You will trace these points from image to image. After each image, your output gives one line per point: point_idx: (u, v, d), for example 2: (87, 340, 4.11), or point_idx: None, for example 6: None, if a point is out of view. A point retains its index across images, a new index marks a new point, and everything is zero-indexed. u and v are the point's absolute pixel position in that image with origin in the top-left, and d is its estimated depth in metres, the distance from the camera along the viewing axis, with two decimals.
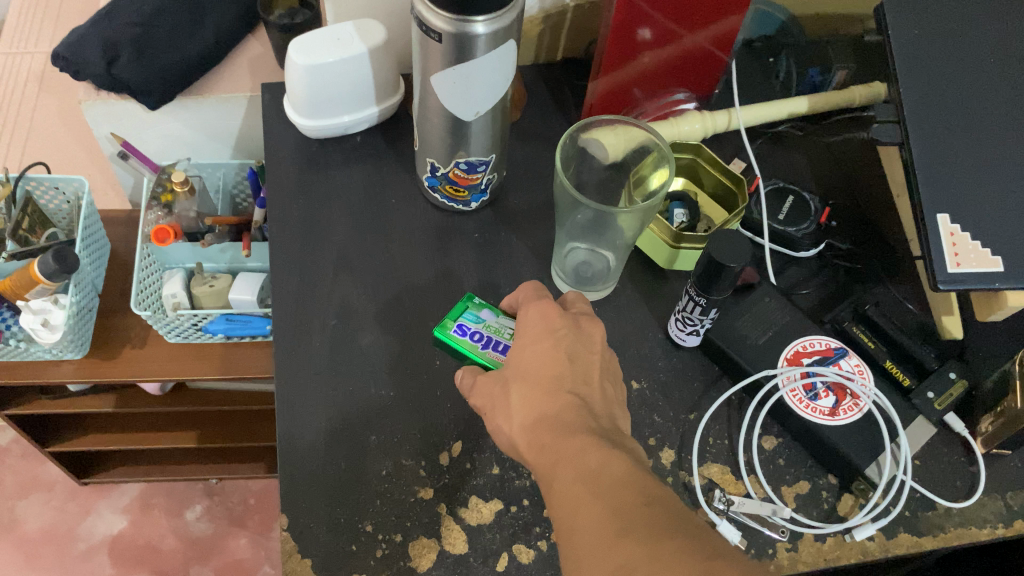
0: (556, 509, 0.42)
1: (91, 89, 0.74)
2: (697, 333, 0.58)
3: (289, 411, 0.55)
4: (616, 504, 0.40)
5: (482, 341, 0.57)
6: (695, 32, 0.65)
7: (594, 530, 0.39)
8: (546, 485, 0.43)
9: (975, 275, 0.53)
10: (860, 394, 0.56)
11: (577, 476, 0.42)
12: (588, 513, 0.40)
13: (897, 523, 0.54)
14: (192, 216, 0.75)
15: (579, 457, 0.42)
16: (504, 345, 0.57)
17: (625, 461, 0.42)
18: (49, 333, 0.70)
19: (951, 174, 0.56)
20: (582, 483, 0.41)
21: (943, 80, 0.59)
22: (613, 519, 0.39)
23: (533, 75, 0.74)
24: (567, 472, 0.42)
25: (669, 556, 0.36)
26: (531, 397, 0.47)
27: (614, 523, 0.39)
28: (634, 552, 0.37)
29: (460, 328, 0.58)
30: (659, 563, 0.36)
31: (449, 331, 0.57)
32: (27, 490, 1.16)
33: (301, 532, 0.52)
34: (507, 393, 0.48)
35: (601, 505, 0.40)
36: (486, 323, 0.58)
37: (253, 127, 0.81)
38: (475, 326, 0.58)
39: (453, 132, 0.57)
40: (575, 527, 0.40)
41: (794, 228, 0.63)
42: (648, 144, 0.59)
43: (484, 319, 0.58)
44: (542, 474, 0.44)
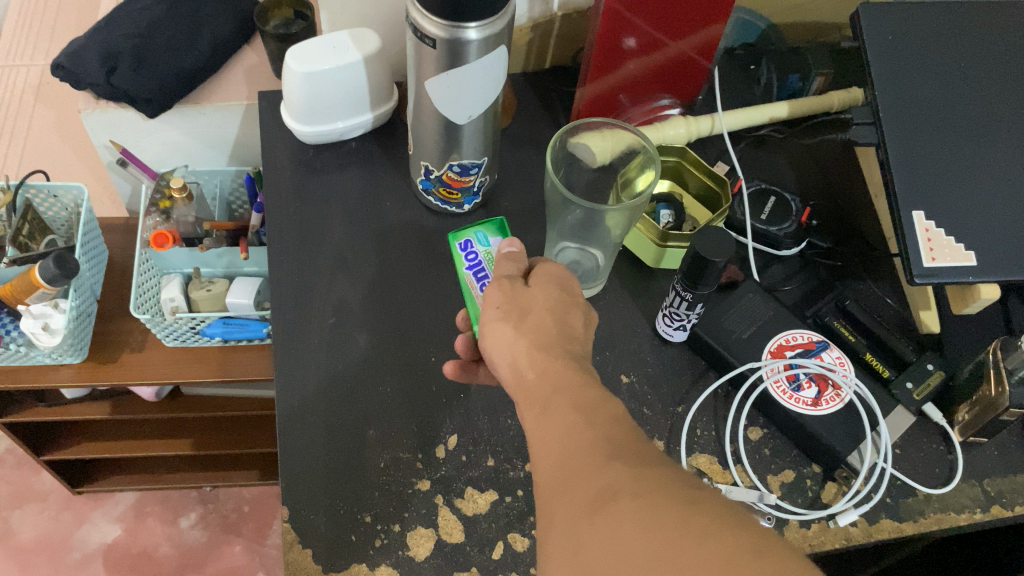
0: (536, 440, 0.39)
1: (90, 98, 0.76)
2: (684, 327, 0.60)
3: (288, 406, 0.57)
4: (604, 433, 0.37)
5: (471, 262, 0.61)
6: (678, 40, 0.67)
7: (580, 452, 0.36)
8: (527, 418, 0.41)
9: (949, 269, 0.55)
10: (842, 385, 0.57)
11: (563, 406, 0.40)
12: (575, 438, 0.37)
13: (879, 509, 0.56)
14: (189, 222, 0.78)
15: (579, 390, 0.41)
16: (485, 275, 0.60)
17: (611, 400, 0.40)
18: (50, 337, 0.71)
19: (926, 173, 0.58)
20: (571, 413, 0.39)
21: (916, 83, 0.61)
22: (603, 443, 0.37)
23: (522, 83, 0.76)
24: (562, 402, 0.40)
25: (656, 481, 0.34)
26: (542, 324, 0.46)
27: (599, 447, 0.36)
28: (620, 475, 0.34)
29: (464, 244, 0.62)
30: (644, 486, 0.33)
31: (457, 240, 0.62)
32: (21, 500, 1.17)
33: (303, 524, 0.53)
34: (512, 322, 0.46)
35: (589, 432, 0.37)
36: (489, 249, 0.61)
37: (249, 134, 0.83)
38: (477, 248, 0.62)
39: (446, 136, 0.59)
40: (554, 456, 0.38)
41: (777, 228, 0.65)
42: (636, 147, 0.61)
43: (489, 245, 0.62)
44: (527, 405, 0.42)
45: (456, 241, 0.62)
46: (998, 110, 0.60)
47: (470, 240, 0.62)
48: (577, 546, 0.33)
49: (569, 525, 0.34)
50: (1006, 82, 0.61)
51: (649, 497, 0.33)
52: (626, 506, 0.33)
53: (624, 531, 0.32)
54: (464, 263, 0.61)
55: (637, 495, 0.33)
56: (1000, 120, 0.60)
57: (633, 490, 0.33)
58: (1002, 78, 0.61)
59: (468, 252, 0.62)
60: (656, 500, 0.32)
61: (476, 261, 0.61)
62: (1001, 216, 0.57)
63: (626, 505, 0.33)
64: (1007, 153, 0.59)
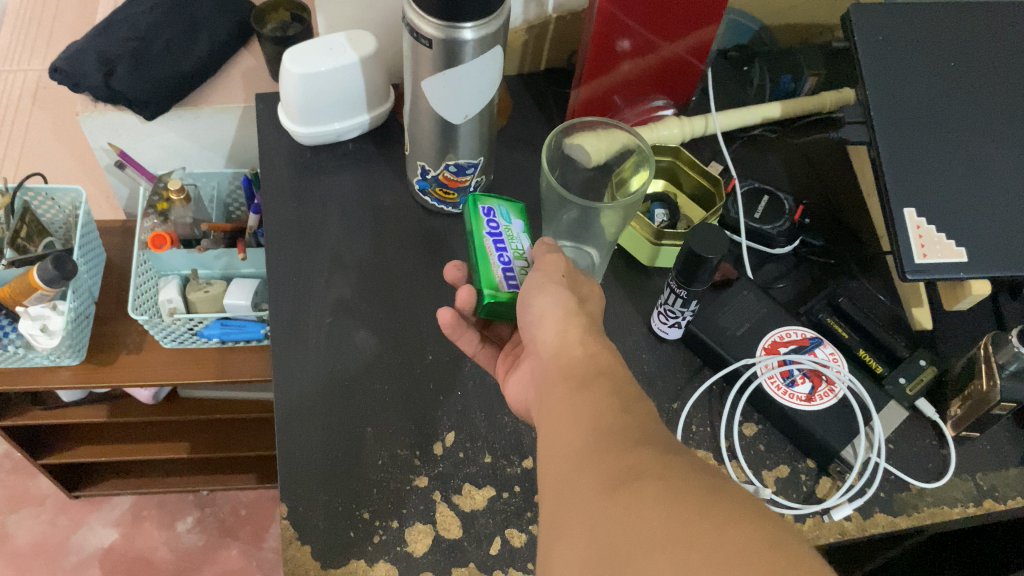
0: (566, 416, 0.40)
1: (88, 101, 0.76)
2: (678, 325, 0.60)
3: (287, 404, 0.57)
4: (635, 421, 0.38)
5: (492, 230, 0.57)
6: (672, 42, 0.68)
7: (610, 435, 0.37)
8: (561, 395, 0.42)
9: (940, 265, 0.56)
10: (835, 380, 0.58)
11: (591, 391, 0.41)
12: (608, 420, 0.38)
13: (873, 503, 0.57)
14: (187, 223, 0.78)
15: (620, 383, 0.42)
16: (504, 253, 0.56)
17: (647, 400, 0.41)
18: (48, 338, 0.71)
19: (917, 171, 0.59)
20: (609, 399, 0.40)
21: (907, 82, 0.62)
22: (634, 431, 0.37)
23: (517, 84, 0.77)
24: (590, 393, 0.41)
25: (682, 466, 0.34)
26: (575, 316, 0.48)
27: (629, 433, 0.37)
28: (647, 458, 0.34)
29: (487, 209, 0.59)
30: (670, 469, 0.33)
31: (479, 203, 0.59)
32: (17, 504, 1.17)
33: (301, 520, 0.53)
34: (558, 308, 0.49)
35: (622, 418, 0.38)
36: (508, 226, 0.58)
37: (246, 137, 0.83)
38: (499, 218, 0.58)
39: (442, 136, 0.60)
40: (581, 432, 0.38)
41: (770, 225, 0.65)
42: (630, 146, 0.62)
43: (510, 222, 0.59)
44: (563, 383, 0.43)
45: (480, 203, 0.59)
46: (988, 109, 0.61)
47: (493, 208, 0.59)
48: (594, 518, 0.33)
49: (589, 499, 0.34)
50: (996, 81, 0.62)
51: (674, 480, 0.32)
52: (649, 485, 0.32)
53: (642, 507, 0.31)
54: (482, 227, 0.57)
55: (661, 475, 0.33)
56: (990, 119, 0.60)
57: (658, 473, 0.33)
58: (991, 77, 0.62)
59: (489, 219, 0.58)
60: (681, 483, 0.32)
61: (494, 231, 0.57)
62: (991, 213, 0.57)
63: (648, 484, 0.33)
64: (997, 151, 0.59)
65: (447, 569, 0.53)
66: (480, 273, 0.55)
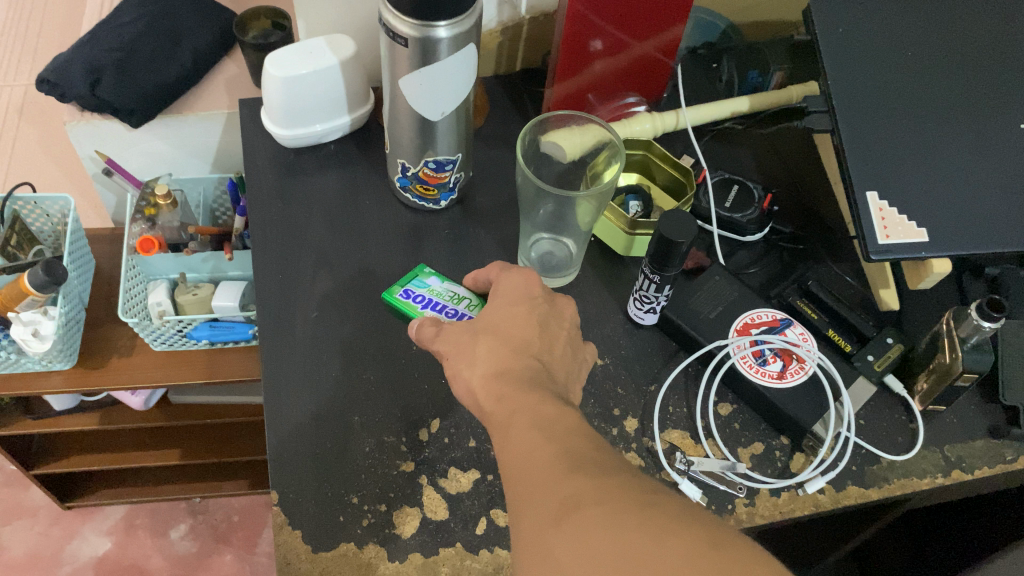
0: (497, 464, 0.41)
1: (75, 111, 0.78)
2: (654, 310, 0.62)
3: (276, 395, 0.59)
4: (568, 437, 0.41)
5: (423, 301, 0.61)
6: (643, 41, 0.70)
7: (544, 467, 0.38)
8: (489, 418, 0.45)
9: (903, 245, 0.58)
10: (805, 358, 0.60)
11: (528, 408, 0.43)
12: (539, 451, 0.40)
13: (846, 476, 0.59)
14: (174, 228, 0.80)
15: (535, 407, 0.43)
16: (440, 304, 0.60)
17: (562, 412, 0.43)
18: (39, 342, 0.73)
19: (879, 158, 0.61)
20: (530, 433, 0.41)
21: (866, 71, 0.64)
22: (563, 457, 0.39)
23: (494, 85, 0.79)
24: (523, 419, 0.42)
25: (618, 486, 0.36)
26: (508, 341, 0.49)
27: (564, 459, 0.39)
28: (583, 483, 0.36)
29: (406, 292, 0.62)
30: (607, 492, 0.36)
31: (396, 294, 0.62)
32: (10, 517, 1.18)
33: (292, 506, 0.55)
34: (474, 343, 0.50)
35: (550, 444, 0.40)
36: (431, 288, 0.62)
37: (231, 142, 0.85)
38: (420, 291, 0.62)
39: (421, 133, 0.62)
40: (521, 454, 0.40)
41: (740, 214, 0.67)
42: (604, 141, 0.64)
43: (430, 285, 0.62)
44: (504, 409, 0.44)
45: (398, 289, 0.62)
46: (945, 94, 0.63)
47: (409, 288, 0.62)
48: (544, 551, 0.34)
49: (536, 541, 0.35)
50: (951, 68, 0.64)
51: (611, 504, 0.35)
52: (591, 513, 0.34)
53: (587, 536, 0.34)
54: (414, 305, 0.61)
55: (601, 500, 0.35)
56: (948, 104, 0.63)
57: (595, 498, 0.35)
58: (948, 64, 0.65)
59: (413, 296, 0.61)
60: (619, 506, 0.34)
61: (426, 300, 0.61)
62: (949, 196, 0.60)
63: (591, 511, 0.35)
64: (954, 134, 0.62)
65: (435, 549, 0.54)
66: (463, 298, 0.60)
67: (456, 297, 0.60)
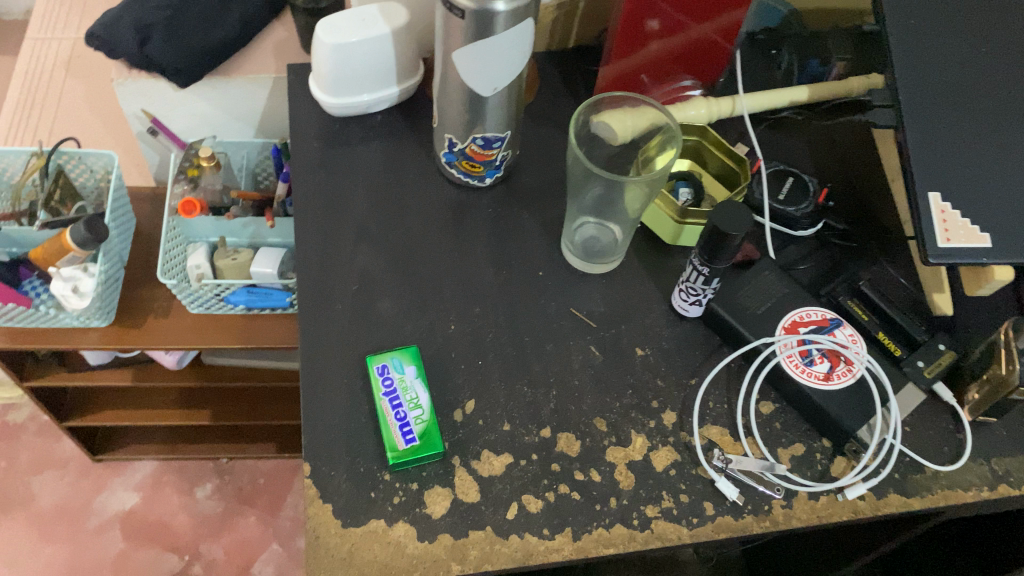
0: None
1: (123, 68, 0.78)
2: (699, 302, 0.61)
3: (312, 367, 0.59)
4: None
5: (388, 387, 0.57)
6: (702, 23, 0.68)
7: None
8: None
9: (963, 250, 0.56)
10: (853, 360, 0.58)
11: None
12: None
13: (888, 484, 0.57)
14: (216, 190, 0.80)
15: None
16: (397, 403, 0.56)
17: None
18: (78, 299, 0.73)
19: (944, 157, 0.59)
20: None
21: (936, 67, 0.62)
22: None
23: (546, 61, 0.77)
24: None
25: None
26: None
27: None
28: None
29: (381, 368, 0.58)
30: None
31: (375, 362, 0.58)
32: (41, 466, 1.20)
33: (324, 479, 0.55)
34: None
35: None
36: (404, 377, 0.58)
37: (276, 107, 0.85)
38: (394, 373, 0.58)
39: (471, 108, 0.61)
40: None
41: (794, 207, 0.66)
42: (659, 124, 0.63)
43: (404, 372, 0.58)
44: None
45: (373, 363, 0.58)
46: (1019, 95, 0.61)
47: (388, 364, 0.58)
48: None
49: None
50: None
51: None
52: None
53: None
54: (378, 388, 0.57)
55: None
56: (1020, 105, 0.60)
57: None
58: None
59: (383, 376, 0.58)
60: None
61: (390, 389, 0.57)
62: (1015, 202, 0.58)
63: None
64: None
65: (465, 532, 0.53)
66: (382, 434, 0.55)
67: (414, 405, 0.56)
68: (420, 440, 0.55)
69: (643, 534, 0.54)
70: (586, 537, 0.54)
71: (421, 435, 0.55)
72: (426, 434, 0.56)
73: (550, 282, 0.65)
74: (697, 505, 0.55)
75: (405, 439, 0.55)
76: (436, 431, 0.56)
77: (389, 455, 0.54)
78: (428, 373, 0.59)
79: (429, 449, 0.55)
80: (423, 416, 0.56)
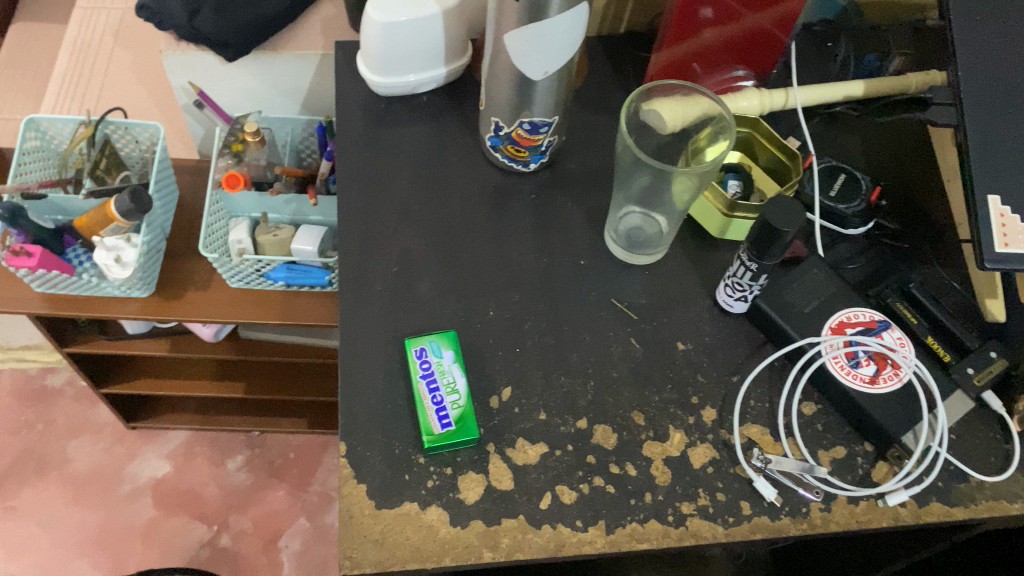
0: None
1: (172, 40, 0.78)
2: (745, 299, 0.60)
3: (350, 347, 0.59)
4: None
5: (425, 371, 0.57)
6: (757, 12, 0.66)
7: None
8: None
9: (1021, 256, 0.55)
10: (901, 364, 0.57)
11: None
12: None
13: (930, 492, 0.56)
14: (260, 165, 0.80)
15: None
16: (434, 387, 0.56)
17: None
18: (120, 270, 0.73)
19: (1006, 159, 0.57)
20: None
21: (1001, 65, 0.60)
22: None
23: (596, 47, 0.76)
24: None
25: None
26: None
27: None
28: None
29: (419, 351, 0.58)
30: None
31: (414, 345, 0.58)
32: (77, 431, 1.22)
33: (358, 460, 0.54)
34: None
35: None
36: (442, 361, 0.57)
37: (322, 84, 0.84)
38: (431, 357, 0.57)
39: (519, 92, 0.60)
40: None
41: (845, 204, 0.64)
42: (712, 114, 0.61)
43: (441, 356, 0.57)
44: None
45: (411, 346, 0.58)
46: None
47: (427, 347, 0.58)
48: None
49: None
50: None
51: None
52: None
53: None
54: (415, 371, 0.57)
55: None
56: None
57: None
58: None
59: (421, 359, 0.57)
60: None
61: (428, 373, 0.56)
62: None
63: None
64: None
65: (497, 519, 0.53)
66: (418, 417, 0.55)
67: (450, 389, 0.56)
68: (457, 424, 0.55)
69: (677, 531, 0.53)
70: (619, 531, 0.53)
71: (457, 419, 0.55)
72: (463, 418, 0.55)
73: (592, 271, 0.64)
74: (733, 504, 0.54)
75: (442, 423, 0.54)
76: (472, 416, 0.55)
77: (424, 438, 0.54)
78: (466, 361, 0.58)
79: (464, 434, 0.55)
80: (459, 401, 0.56)
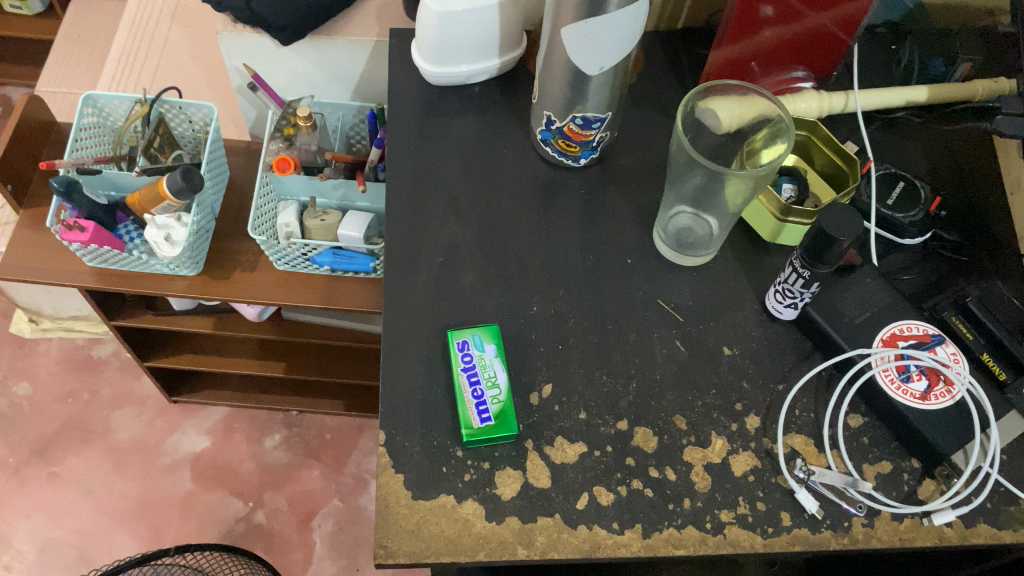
0: None
1: (228, 21, 0.78)
2: (794, 306, 0.58)
3: (392, 337, 0.59)
4: None
5: (466, 364, 0.56)
6: (820, 12, 0.64)
7: None
8: None
9: None
10: (954, 381, 0.56)
11: None
12: None
13: (978, 513, 0.54)
14: (311, 150, 0.80)
15: None
16: (474, 381, 0.56)
17: None
18: (170, 248, 0.75)
19: None
20: None
21: None
22: None
23: (652, 42, 0.75)
24: None
25: None
26: None
27: None
28: None
29: (462, 343, 0.57)
30: None
31: (456, 338, 0.57)
32: (121, 402, 1.24)
33: (396, 449, 0.55)
34: None
35: None
36: (484, 355, 0.57)
37: (375, 70, 0.84)
38: (473, 351, 0.57)
39: (573, 86, 0.59)
40: None
41: (902, 214, 0.63)
42: (768, 115, 0.60)
43: (483, 350, 0.57)
44: None
45: (454, 338, 0.58)
46: None
47: (468, 342, 0.57)
48: None
49: None
50: None
51: None
52: None
53: None
54: (456, 363, 0.57)
55: None
56: None
57: None
58: None
59: (462, 352, 0.57)
60: None
61: (469, 368, 0.56)
62: None
63: None
64: None
65: (533, 517, 0.53)
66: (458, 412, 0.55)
67: (491, 383, 0.56)
68: (496, 419, 0.55)
69: (715, 538, 0.53)
70: (656, 535, 0.53)
71: (497, 414, 0.55)
72: (502, 413, 0.55)
73: (639, 271, 0.63)
74: (773, 515, 0.54)
75: (481, 416, 0.54)
76: (511, 412, 0.55)
77: (463, 432, 0.54)
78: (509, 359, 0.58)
79: (503, 429, 0.54)
80: (499, 396, 0.55)
